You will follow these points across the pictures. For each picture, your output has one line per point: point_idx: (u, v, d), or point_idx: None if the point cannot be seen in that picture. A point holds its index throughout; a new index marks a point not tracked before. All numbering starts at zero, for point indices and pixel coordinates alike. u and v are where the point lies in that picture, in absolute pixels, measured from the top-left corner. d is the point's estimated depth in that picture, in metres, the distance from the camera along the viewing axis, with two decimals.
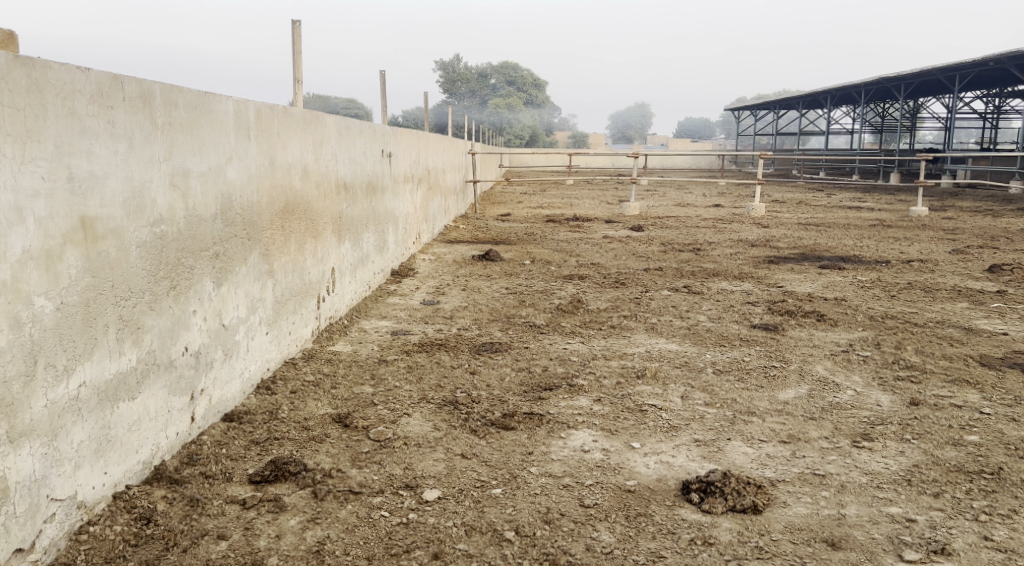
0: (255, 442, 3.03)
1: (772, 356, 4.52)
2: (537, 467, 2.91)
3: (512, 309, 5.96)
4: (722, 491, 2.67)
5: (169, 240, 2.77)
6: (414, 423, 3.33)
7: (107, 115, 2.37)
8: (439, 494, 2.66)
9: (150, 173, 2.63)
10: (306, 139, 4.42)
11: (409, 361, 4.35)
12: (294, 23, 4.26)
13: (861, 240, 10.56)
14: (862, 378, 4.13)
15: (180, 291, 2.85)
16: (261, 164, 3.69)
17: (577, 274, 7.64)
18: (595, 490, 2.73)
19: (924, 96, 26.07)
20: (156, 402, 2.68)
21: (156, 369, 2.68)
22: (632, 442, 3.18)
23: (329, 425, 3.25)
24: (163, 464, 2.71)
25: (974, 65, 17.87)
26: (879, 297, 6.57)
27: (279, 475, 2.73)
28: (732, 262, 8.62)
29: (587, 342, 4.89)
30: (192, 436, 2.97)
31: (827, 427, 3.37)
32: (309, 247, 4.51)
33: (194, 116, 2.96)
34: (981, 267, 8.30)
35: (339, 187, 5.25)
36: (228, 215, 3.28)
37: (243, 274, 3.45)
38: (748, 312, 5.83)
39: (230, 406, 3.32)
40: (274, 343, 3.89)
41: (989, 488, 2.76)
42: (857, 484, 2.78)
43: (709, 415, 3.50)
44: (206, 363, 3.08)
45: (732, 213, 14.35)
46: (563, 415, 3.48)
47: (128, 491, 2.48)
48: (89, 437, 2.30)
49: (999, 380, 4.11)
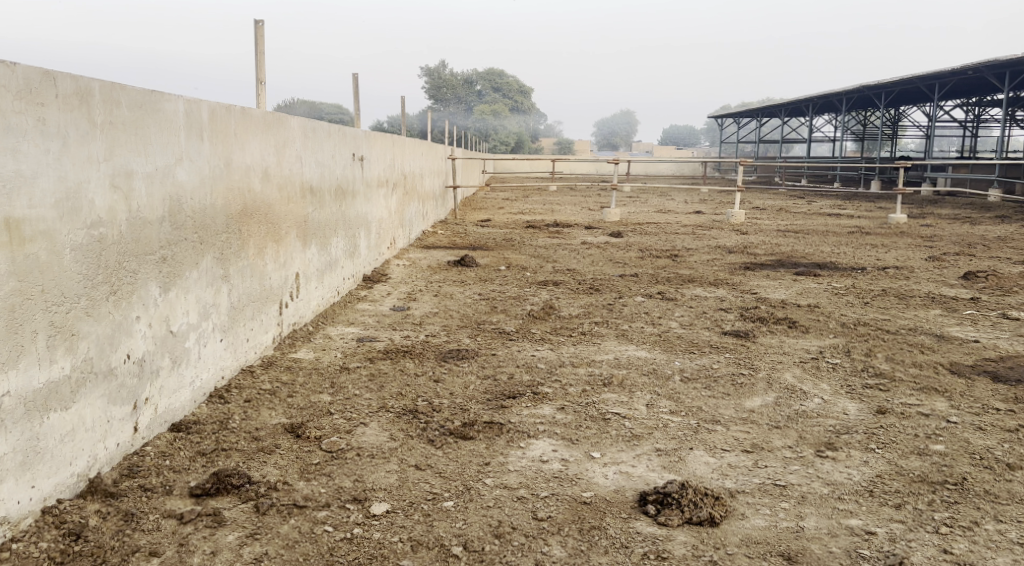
0: (202, 454, 2.93)
1: (741, 363, 4.47)
2: (492, 478, 2.82)
3: (483, 316, 5.87)
4: (678, 502, 2.60)
5: (110, 244, 2.68)
6: (370, 433, 3.24)
7: (37, 112, 2.31)
8: (387, 508, 2.57)
9: (88, 173, 2.54)
10: (267, 141, 4.32)
11: (372, 369, 4.25)
12: (256, 22, 4.17)
13: (839, 246, 10.57)
14: (831, 386, 4.07)
15: (122, 296, 2.75)
16: (215, 166, 3.59)
17: (552, 281, 7.57)
18: (549, 502, 2.65)
19: (903, 105, 26.27)
20: (93, 412, 2.58)
21: (94, 377, 2.58)
22: (592, 451, 3.10)
23: (281, 435, 3.15)
24: (100, 476, 2.61)
25: (952, 73, 17.98)
26: (853, 304, 6.54)
27: (221, 489, 2.63)
28: (708, 269, 8.58)
29: (556, 349, 4.82)
30: (135, 447, 2.86)
31: (791, 436, 3.31)
32: (270, 251, 4.40)
33: (140, 115, 2.87)
34: (956, 274, 8.29)
35: (304, 191, 5.15)
36: (177, 218, 3.18)
37: (194, 279, 3.35)
38: (721, 319, 5.78)
39: (178, 416, 3.22)
40: (229, 350, 3.78)
41: (952, 499, 2.71)
42: (818, 496, 2.72)
43: (673, 424, 3.43)
44: (152, 371, 2.97)
45: (712, 220, 14.34)
46: (524, 424, 3.39)
47: (59, 506, 2.39)
48: (14, 449, 2.22)
49: (969, 388, 4.07)
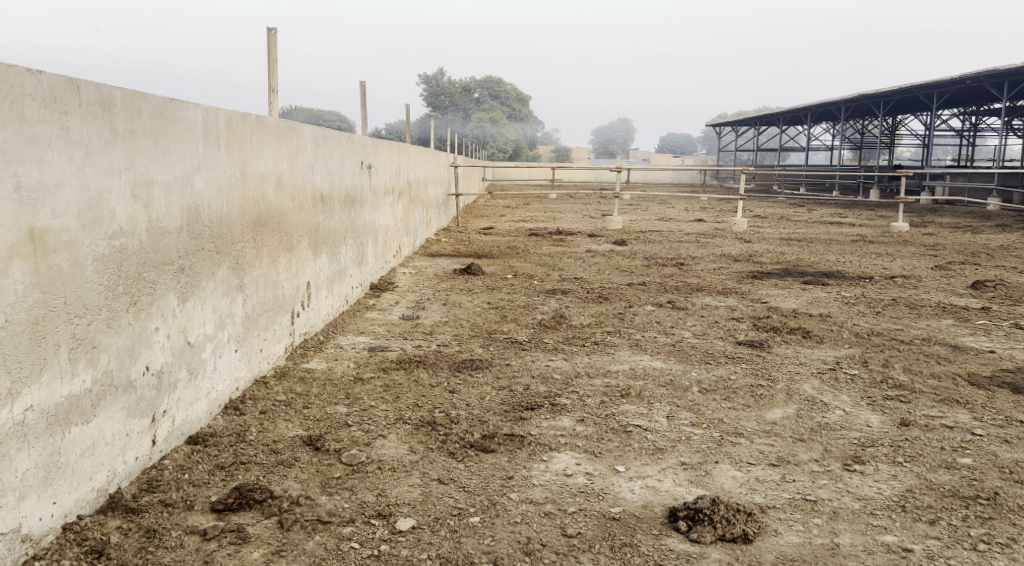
0: (220, 467, 2.88)
1: (758, 374, 4.42)
2: (518, 493, 2.77)
3: (494, 325, 5.82)
4: (710, 519, 2.56)
5: (130, 253, 2.63)
6: (389, 445, 3.18)
7: (61, 121, 2.27)
8: (414, 524, 2.52)
9: (109, 182, 2.50)
10: (280, 150, 4.28)
11: (386, 379, 4.20)
12: (269, 31, 4.15)
13: (844, 255, 10.55)
14: (851, 397, 4.03)
15: (141, 307, 2.70)
16: (231, 175, 3.55)
17: (560, 289, 7.53)
18: (578, 517, 2.61)
19: (902, 114, 26.30)
20: (112, 425, 2.54)
21: (113, 391, 2.53)
22: (617, 465, 3.05)
23: (299, 448, 3.10)
24: (120, 492, 2.56)
25: (951, 83, 18.04)
26: (864, 313, 6.50)
27: (243, 504, 2.58)
28: (715, 277, 8.55)
29: (570, 359, 4.77)
30: (153, 460, 2.81)
31: (817, 449, 3.27)
32: (282, 261, 4.35)
33: (160, 123, 2.83)
34: (964, 284, 8.24)
35: (315, 199, 5.10)
36: (194, 228, 3.14)
37: (210, 289, 3.30)
38: (733, 329, 5.73)
39: (194, 429, 3.16)
40: (243, 360, 3.73)
41: (986, 515, 2.66)
42: (851, 511, 2.68)
43: (696, 437, 3.38)
44: (169, 384, 2.93)
45: (715, 228, 14.31)
46: (545, 437, 3.35)
47: (79, 522, 2.35)
48: (36, 465, 2.18)
49: (990, 400, 4.03)
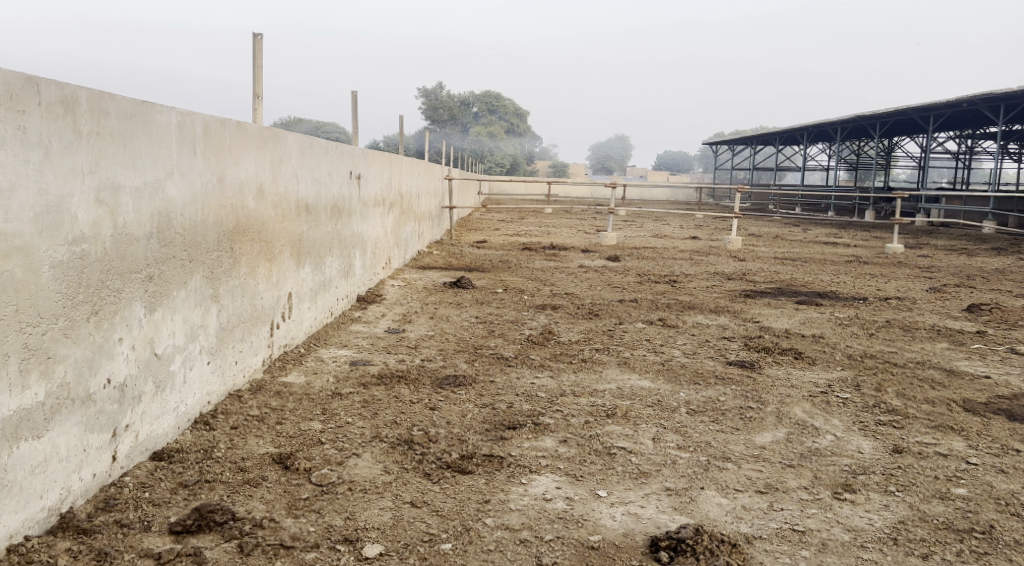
0: (183, 485, 2.76)
1: (748, 396, 4.31)
2: (493, 518, 2.66)
3: (481, 340, 5.70)
4: (693, 550, 2.47)
5: (92, 260, 2.51)
6: (362, 465, 3.06)
7: (17, 120, 2.17)
8: (381, 550, 2.41)
9: (71, 186, 2.40)
10: (263, 157, 4.17)
11: (365, 395, 4.07)
12: (254, 36, 4.06)
13: (838, 275, 10.47)
14: (842, 422, 3.92)
15: (103, 316, 2.58)
16: (208, 181, 3.44)
17: (550, 304, 7.42)
18: (555, 546, 2.50)
19: (898, 135, 26.36)
20: (68, 440, 2.42)
21: (70, 404, 2.42)
22: (598, 490, 2.93)
23: (268, 467, 2.98)
24: (73, 511, 2.45)
25: (947, 106, 18.07)
26: (858, 335, 6.41)
27: (203, 526, 2.47)
28: (707, 295, 8.46)
29: (556, 377, 4.66)
30: (113, 477, 2.69)
31: (806, 476, 3.16)
32: (262, 270, 4.24)
33: (130, 125, 2.72)
34: (960, 306, 8.15)
35: (300, 209, 4.99)
36: (165, 235, 3.02)
37: (181, 299, 3.19)
38: (724, 348, 5.62)
39: (161, 443, 3.04)
40: (216, 373, 3.61)
41: (981, 550, 2.56)
42: (840, 543, 2.58)
43: (682, 461, 3.27)
44: (133, 397, 2.80)
45: (709, 245, 14.22)
46: (525, 458, 3.23)
47: (26, 543, 2.24)
48: None
49: (986, 427, 3.92)
